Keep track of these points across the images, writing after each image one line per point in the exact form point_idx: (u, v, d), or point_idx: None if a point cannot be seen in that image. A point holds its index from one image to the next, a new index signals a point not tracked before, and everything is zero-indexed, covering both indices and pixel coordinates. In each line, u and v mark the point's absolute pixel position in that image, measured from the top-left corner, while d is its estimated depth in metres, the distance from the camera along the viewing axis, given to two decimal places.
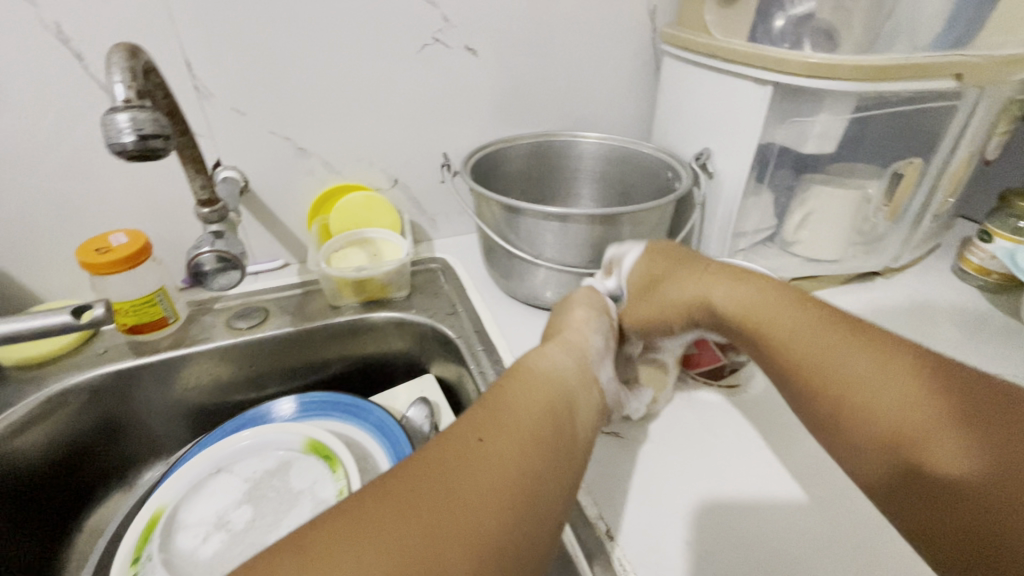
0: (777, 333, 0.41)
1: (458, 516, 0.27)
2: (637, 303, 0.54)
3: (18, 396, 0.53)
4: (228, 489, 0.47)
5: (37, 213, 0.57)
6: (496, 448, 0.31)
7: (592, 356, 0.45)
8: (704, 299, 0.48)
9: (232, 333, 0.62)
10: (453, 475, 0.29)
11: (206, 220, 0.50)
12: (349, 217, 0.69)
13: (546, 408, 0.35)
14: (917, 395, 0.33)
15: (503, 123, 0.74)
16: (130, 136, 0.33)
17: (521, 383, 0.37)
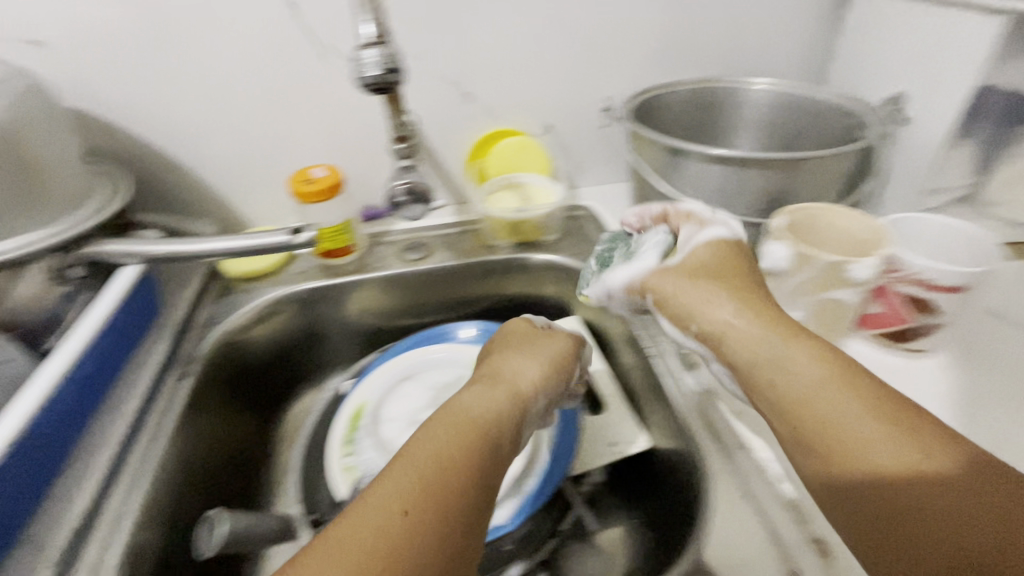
0: (774, 361, 0.36)
1: (404, 515, 0.28)
2: (667, 281, 0.43)
3: (243, 302, 0.63)
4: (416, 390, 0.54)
5: (250, 148, 0.66)
6: (433, 445, 0.32)
7: (530, 413, 0.39)
8: (725, 320, 0.40)
9: (403, 263, 0.69)
10: (395, 478, 0.30)
11: (398, 155, 0.54)
12: (504, 162, 0.72)
13: (492, 412, 0.36)
14: (876, 412, 0.31)
15: (661, 66, 0.71)
16: (375, 69, 0.39)
17: (466, 393, 0.38)
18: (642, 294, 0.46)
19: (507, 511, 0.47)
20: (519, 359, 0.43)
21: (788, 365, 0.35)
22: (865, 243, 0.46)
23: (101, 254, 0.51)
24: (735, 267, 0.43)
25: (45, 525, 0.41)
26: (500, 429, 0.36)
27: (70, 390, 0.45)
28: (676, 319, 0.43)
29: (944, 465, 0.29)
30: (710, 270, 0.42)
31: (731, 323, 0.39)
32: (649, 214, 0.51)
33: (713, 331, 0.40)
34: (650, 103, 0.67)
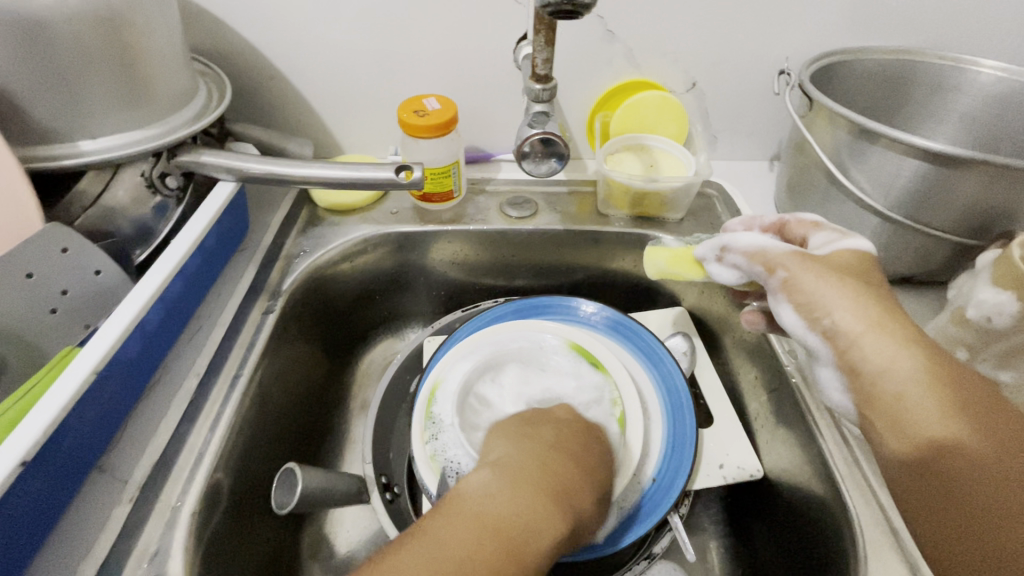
0: (891, 371, 0.34)
1: (475, 534, 0.32)
2: (807, 267, 0.38)
3: (333, 236, 0.58)
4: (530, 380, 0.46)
5: (359, 65, 0.59)
6: (500, 498, 0.33)
7: (572, 491, 0.36)
8: (863, 327, 0.35)
9: (505, 219, 0.62)
10: (469, 523, 0.32)
11: (535, 98, 0.46)
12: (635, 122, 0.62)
13: (567, 475, 0.36)
14: (985, 440, 0.31)
15: (856, 25, 0.57)
16: None
17: (532, 435, 0.38)
18: (768, 268, 0.40)
19: (603, 530, 0.41)
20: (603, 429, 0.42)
21: (916, 382, 0.33)
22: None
23: (197, 164, 0.46)
24: (871, 281, 0.38)
25: (125, 454, 0.38)
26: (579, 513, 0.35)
27: (158, 312, 0.41)
28: (803, 307, 0.38)
29: (967, 425, 0.31)
30: (839, 266, 0.38)
31: (871, 332, 0.35)
32: (761, 224, 0.47)
33: (841, 330, 0.36)
34: (829, 71, 0.55)
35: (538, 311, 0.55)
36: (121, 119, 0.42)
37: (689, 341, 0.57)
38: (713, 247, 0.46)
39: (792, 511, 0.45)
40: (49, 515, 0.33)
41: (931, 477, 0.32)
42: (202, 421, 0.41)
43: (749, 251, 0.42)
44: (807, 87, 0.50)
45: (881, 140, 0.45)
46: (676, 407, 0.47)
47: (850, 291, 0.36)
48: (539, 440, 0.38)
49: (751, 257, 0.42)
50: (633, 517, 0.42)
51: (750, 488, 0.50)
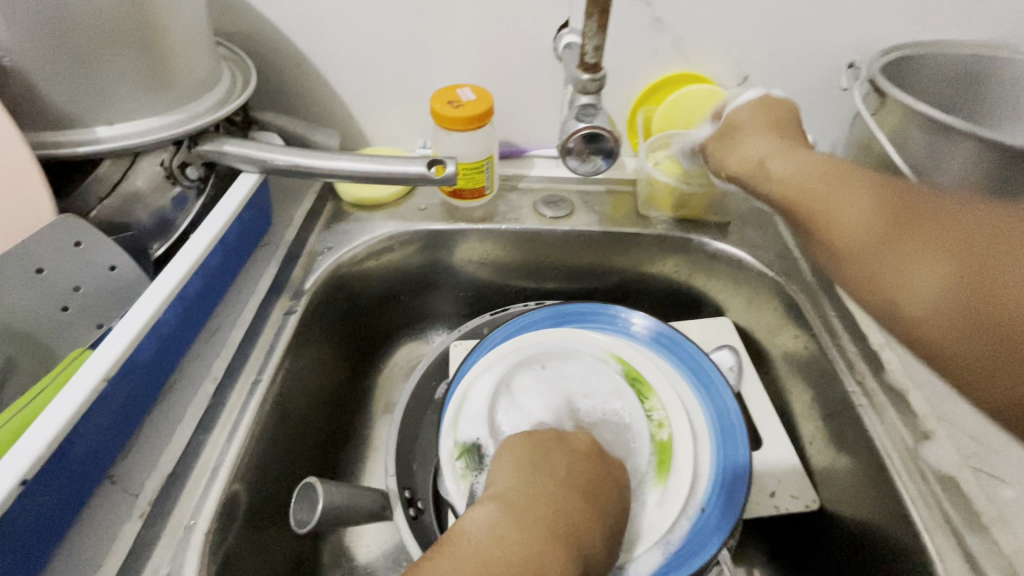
0: (889, 228, 0.34)
1: None
2: (721, 135, 0.50)
3: (358, 232, 0.55)
4: (552, 385, 0.43)
5: (390, 53, 0.56)
6: (504, 543, 0.30)
7: (581, 538, 0.32)
8: (791, 171, 0.42)
9: (539, 219, 0.58)
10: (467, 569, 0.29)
11: (582, 89, 0.43)
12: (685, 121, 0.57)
13: (579, 518, 0.33)
14: (880, 225, 0.34)
15: (931, 14, 0.52)
16: None
17: (546, 464, 0.35)
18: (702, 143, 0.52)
19: (648, 568, 0.37)
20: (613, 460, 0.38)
21: (937, 223, 0.32)
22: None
23: (219, 155, 0.44)
24: (794, 130, 0.47)
25: (138, 464, 0.36)
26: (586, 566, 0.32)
27: (176, 312, 0.39)
28: (717, 163, 0.50)
29: (880, 220, 0.34)
30: (776, 130, 0.46)
31: (773, 159, 0.44)
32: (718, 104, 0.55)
33: (757, 170, 0.45)
34: (901, 65, 0.51)
35: (576, 319, 0.51)
36: (142, 103, 0.39)
37: (736, 354, 0.53)
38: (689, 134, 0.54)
39: (857, 551, 0.41)
40: (54, 531, 0.30)
41: (874, 283, 0.34)
42: (219, 429, 0.38)
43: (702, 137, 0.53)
44: (880, 82, 0.46)
45: (967, 141, 0.41)
46: (727, 430, 0.43)
47: (785, 151, 0.43)
48: (551, 472, 0.35)
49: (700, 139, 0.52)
50: (683, 551, 0.37)
51: (806, 520, 0.46)
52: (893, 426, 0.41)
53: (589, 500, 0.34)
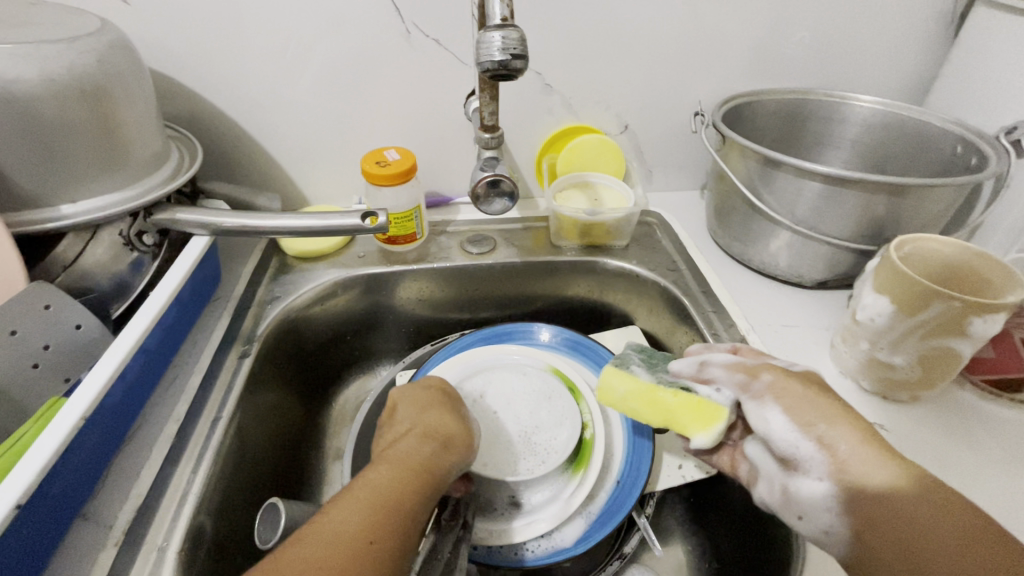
0: (892, 500, 0.32)
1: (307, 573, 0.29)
2: (763, 365, 0.40)
3: (304, 281, 0.62)
4: (504, 400, 0.50)
5: (323, 125, 0.64)
6: (344, 526, 0.31)
7: (411, 489, 0.35)
8: (784, 395, 0.37)
9: (466, 256, 0.66)
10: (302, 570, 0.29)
11: (485, 145, 0.52)
12: (618, 403, 0.45)
13: (409, 472, 0.36)
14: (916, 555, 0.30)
15: (754, 72, 0.67)
16: (499, 55, 0.35)
17: (394, 444, 0.39)
18: (752, 373, 0.40)
19: (573, 534, 0.45)
20: (447, 421, 0.43)
21: (913, 513, 0.31)
22: (992, 284, 0.44)
23: (173, 222, 0.50)
24: (790, 376, 0.39)
25: (109, 501, 0.39)
26: (413, 515, 0.34)
27: (139, 361, 0.43)
28: (743, 368, 0.41)
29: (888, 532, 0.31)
30: (783, 374, 0.39)
31: (793, 401, 0.37)
32: (725, 362, 0.42)
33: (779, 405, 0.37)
34: (738, 111, 0.64)
35: (504, 337, 0.59)
36: (103, 185, 0.45)
37: None
38: (691, 362, 0.44)
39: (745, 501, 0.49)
40: (35, 566, 0.33)
41: None
42: (184, 464, 0.42)
43: (730, 363, 0.42)
44: (720, 126, 0.58)
45: (786, 168, 0.52)
46: None
47: (786, 390, 0.37)
48: (396, 449, 0.39)
49: (733, 367, 0.41)
50: (602, 518, 0.45)
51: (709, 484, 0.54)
52: None
53: (418, 467, 0.37)
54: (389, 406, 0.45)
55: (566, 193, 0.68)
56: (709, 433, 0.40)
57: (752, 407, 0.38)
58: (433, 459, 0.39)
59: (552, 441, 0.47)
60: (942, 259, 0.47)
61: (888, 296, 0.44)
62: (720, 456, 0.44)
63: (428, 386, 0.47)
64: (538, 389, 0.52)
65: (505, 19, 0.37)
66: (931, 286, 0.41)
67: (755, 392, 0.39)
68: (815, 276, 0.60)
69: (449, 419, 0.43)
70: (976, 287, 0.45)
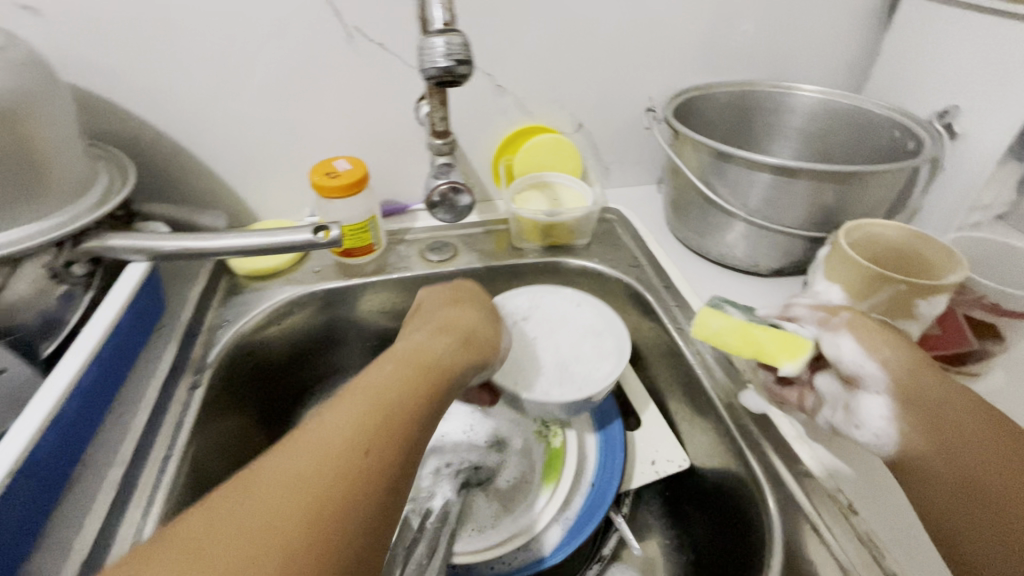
0: (935, 396, 0.35)
1: (289, 486, 0.27)
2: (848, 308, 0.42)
3: (256, 302, 0.59)
4: (553, 324, 0.57)
5: (268, 137, 0.61)
6: (336, 430, 0.30)
7: (418, 390, 0.35)
8: (859, 321, 0.40)
9: (427, 264, 0.65)
10: (283, 481, 0.28)
11: (438, 152, 0.51)
12: (713, 338, 0.45)
13: (411, 374, 0.36)
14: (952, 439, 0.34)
15: (703, 66, 0.68)
16: (443, 61, 0.34)
17: (402, 346, 0.40)
18: (833, 311, 0.42)
19: (550, 542, 0.44)
20: (455, 325, 0.44)
21: (948, 403, 0.35)
22: (934, 265, 0.46)
23: (104, 249, 0.46)
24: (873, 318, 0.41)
25: (50, 558, 0.36)
26: (416, 416, 0.34)
27: (75, 404, 0.40)
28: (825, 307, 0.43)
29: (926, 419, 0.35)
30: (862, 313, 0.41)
31: (862, 324, 0.39)
32: (807, 305, 0.44)
33: (857, 327, 0.39)
34: (690, 104, 0.65)
35: None
36: (19, 216, 0.41)
37: None
38: (779, 305, 0.46)
39: (718, 492, 0.50)
40: None
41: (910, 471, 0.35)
42: (132, 510, 0.40)
43: (815, 305, 0.44)
44: (671, 121, 0.58)
45: (738, 161, 0.53)
46: (604, 412, 0.52)
47: (855, 316, 0.40)
48: (397, 353, 0.39)
49: (822, 306, 0.43)
50: (578, 523, 0.45)
51: (682, 478, 0.55)
52: (725, 383, 0.51)
53: (422, 369, 0.37)
54: (418, 306, 0.49)
55: (525, 194, 0.67)
56: (796, 362, 0.41)
57: (827, 338, 0.40)
58: (447, 356, 0.40)
59: (586, 373, 0.51)
60: (885, 243, 0.48)
61: (840, 282, 0.46)
62: (789, 394, 0.45)
63: (439, 302, 0.48)
64: (585, 321, 0.56)
65: (447, 24, 0.36)
66: (878, 270, 0.43)
67: (833, 326, 0.41)
68: (772, 265, 0.61)
69: (456, 323, 0.44)
70: (919, 268, 0.47)
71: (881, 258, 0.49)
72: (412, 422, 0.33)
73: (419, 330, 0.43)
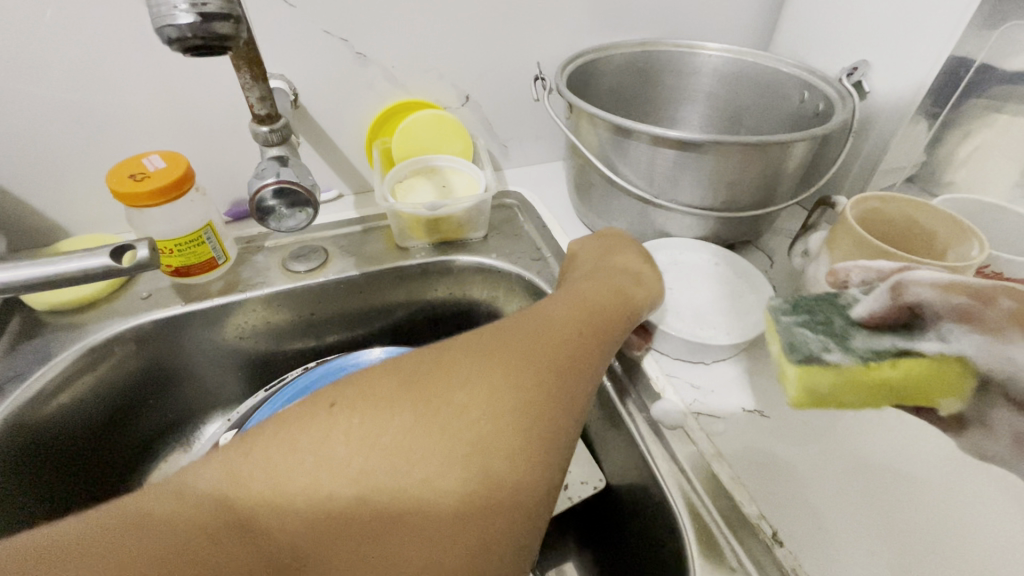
0: None
1: (536, 347, 0.34)
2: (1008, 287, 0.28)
3: (58, 346, 0.46)
4: (688, 277, 0.50)
5: (53, 133, 0.48)
6: (559, 316, 0.38)
7: (612, 305, 0.40)
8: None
9: (290, 276, 0.54)
10: (531, 340, 0.35)
11: (264, 142, 0.40)
12: (815, 400, 0.32)
13: (608, 293, 0.41)
14: None
15: (599, 24, 0.59)
16: (185, 16, 0.28)
17: (586, 272, 0.45)
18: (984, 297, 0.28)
19: None
20: (632, 258, 0.47)
21: None
22: (939, 238, 0.41)
23: None
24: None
25: None
26: (611, 323, 0.39)
27: None
28: (965, 289, 0.29)
29: None
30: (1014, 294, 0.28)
31: None
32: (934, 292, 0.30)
33: None
34: (587, 69, 0.56)
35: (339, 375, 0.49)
36: None
37: None
38: (880, 295, 0.32)
39: (635, 518, 0.44)
40: None
41: None
42: None
43: (943, 282, 0.29)
44: (562, 91, 0.49)
45: (636, 135, 0.45)
46: None
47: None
48: (590, 273, 0.45)
49: (946, 286, 0.29)
50: None
51: (600, 499, 0.48)
52: (636, 394, 0.45)
53: (613, 290, 0.42)
54: (575, 256, 0.50)
55: (409, 180, 0.57)
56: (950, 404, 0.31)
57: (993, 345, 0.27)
58: (631, 287, 0.43)
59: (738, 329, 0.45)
60: (886, 217, 0.43)
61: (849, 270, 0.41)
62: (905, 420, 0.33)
63: (610, 235, 0.51)
64: (722, 277, 0.50)
65: None
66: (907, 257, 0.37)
67: (993, 324, 0.27)
68: None
69: (627, 251, 0.48)
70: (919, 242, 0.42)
71: (881, 230, 0.44)
72: (609, 327, 0.39)
73: (601, 263, 0.46)
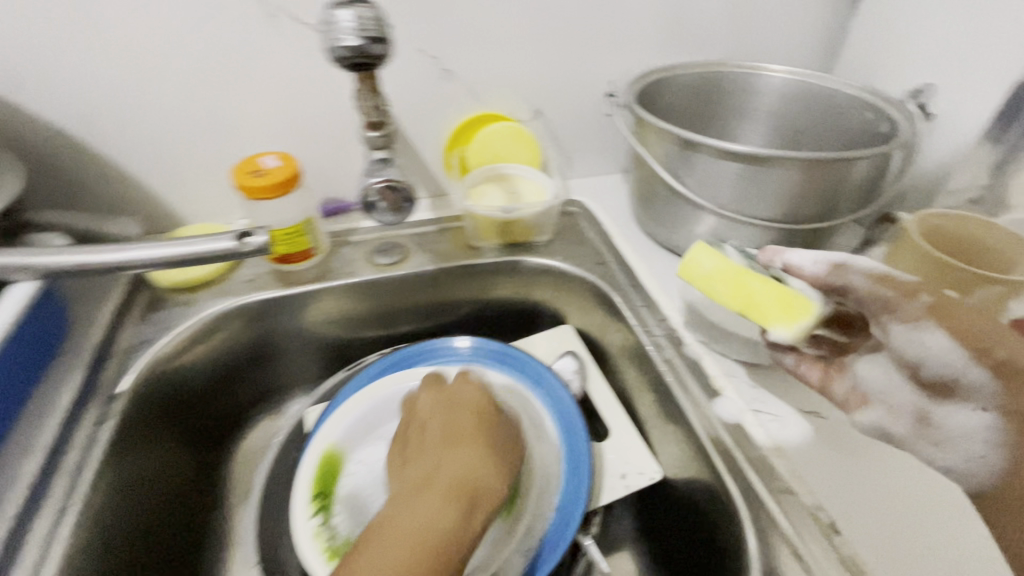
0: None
1: (438, 509, 0.37)
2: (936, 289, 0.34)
3: (179, 319, 0.53)
4: None
5: (186, 134, 0.55)
6: (451, 475, 0.39)
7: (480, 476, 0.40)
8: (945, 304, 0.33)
9: (374, 269, 0.59)
10: (423, 507, 0.37)
11: (372, 146, 0.46)
12: (699, 278, 0.44)
13: (471, 471, 0.40)
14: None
15: (666, 46, 0.63)
16: (351, 42, 0.34)
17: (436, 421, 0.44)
18: (906, 292, 0.34)
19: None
20: (466, 395, 0.46)
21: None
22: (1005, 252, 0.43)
23: None
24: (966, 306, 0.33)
25: None
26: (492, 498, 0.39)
27: None
28: (896, 282, 0.35)
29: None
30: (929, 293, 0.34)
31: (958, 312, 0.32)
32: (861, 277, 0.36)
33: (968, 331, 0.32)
34: (654, 88, 0.60)
35: (419, 358, 0.54)
36: None
37: (579, 360, 0.58)
38: (821, 263, 0.38)
39: (690, 507, 0.47)
40: None
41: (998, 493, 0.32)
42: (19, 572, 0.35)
43: (875, 272, 0.36)
44: (633, 107, 0.53)
45: (703, 149, 0.49)
46: (568, 428, 0.48)
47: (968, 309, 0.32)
48: (425, 429, 0.44)
49: (880, 278, 0.35)
50: (539, 557, 0.41)
51: (655, 490, 0.51)
52: (696, 390, 0.47)
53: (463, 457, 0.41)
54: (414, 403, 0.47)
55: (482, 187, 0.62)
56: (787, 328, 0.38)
57: (903, 330, 0.34)
58: (466, 454, 0.41)
59: None
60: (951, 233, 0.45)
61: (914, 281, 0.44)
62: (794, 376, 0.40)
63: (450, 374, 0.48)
64: None
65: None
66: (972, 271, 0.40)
67: (908, 313, 0.34)
68: None
69: (462, 391, 0.47)
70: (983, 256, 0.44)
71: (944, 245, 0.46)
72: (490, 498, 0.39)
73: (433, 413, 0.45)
